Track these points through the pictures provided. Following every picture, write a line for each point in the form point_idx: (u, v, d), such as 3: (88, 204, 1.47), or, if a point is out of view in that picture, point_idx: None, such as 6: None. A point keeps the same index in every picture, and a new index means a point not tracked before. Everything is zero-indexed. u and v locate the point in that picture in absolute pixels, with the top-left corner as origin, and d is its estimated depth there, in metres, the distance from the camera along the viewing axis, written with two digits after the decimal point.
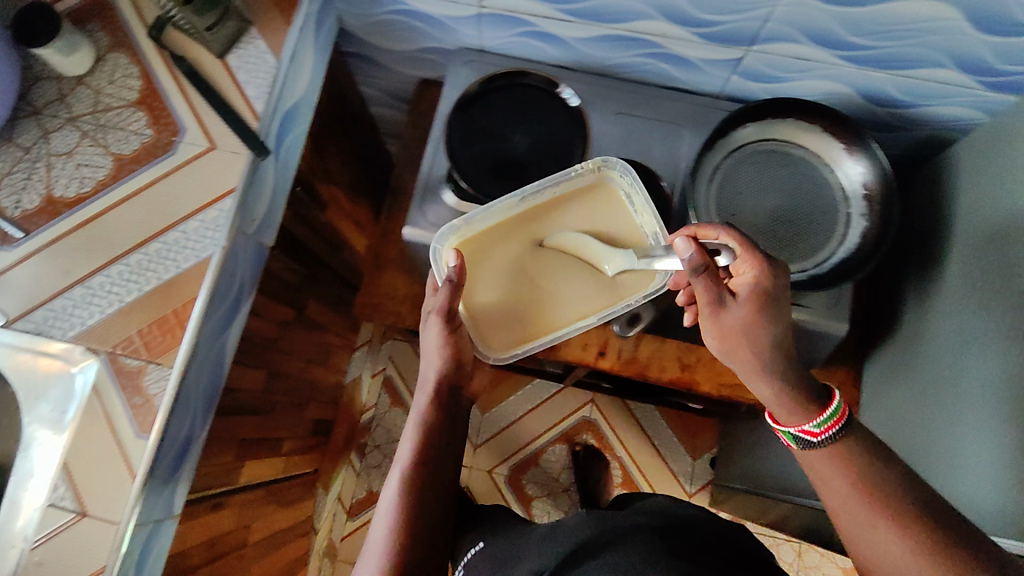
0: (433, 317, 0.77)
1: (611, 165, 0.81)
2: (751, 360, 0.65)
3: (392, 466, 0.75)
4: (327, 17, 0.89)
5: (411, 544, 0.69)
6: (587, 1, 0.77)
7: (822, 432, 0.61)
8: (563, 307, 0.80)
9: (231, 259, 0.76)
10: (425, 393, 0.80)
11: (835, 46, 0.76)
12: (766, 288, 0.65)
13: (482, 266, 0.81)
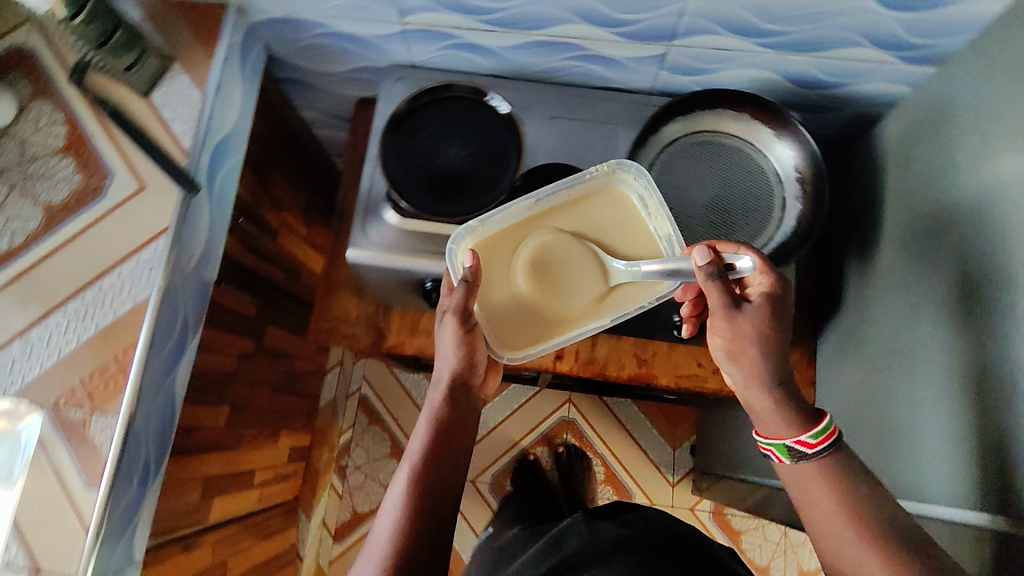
0: (448, 316, 0.72)
1: (625, 169, 0.77)
2: (756, 366, 0.68)
3: (399, 465, 0.71)
4: (253, 45, 0.88)
5: (414, 548, 0.65)
6: (506, 10, 0.78)
7: (817, 444, 0.64)
8: (579, 310, 0.75)
9: (169, 300, 0.76)
10: (438, 390, 0.75)
11: (753, 35, 0.77)
12: (776, 299, 0.68)
13: (496, 267, 0.75)
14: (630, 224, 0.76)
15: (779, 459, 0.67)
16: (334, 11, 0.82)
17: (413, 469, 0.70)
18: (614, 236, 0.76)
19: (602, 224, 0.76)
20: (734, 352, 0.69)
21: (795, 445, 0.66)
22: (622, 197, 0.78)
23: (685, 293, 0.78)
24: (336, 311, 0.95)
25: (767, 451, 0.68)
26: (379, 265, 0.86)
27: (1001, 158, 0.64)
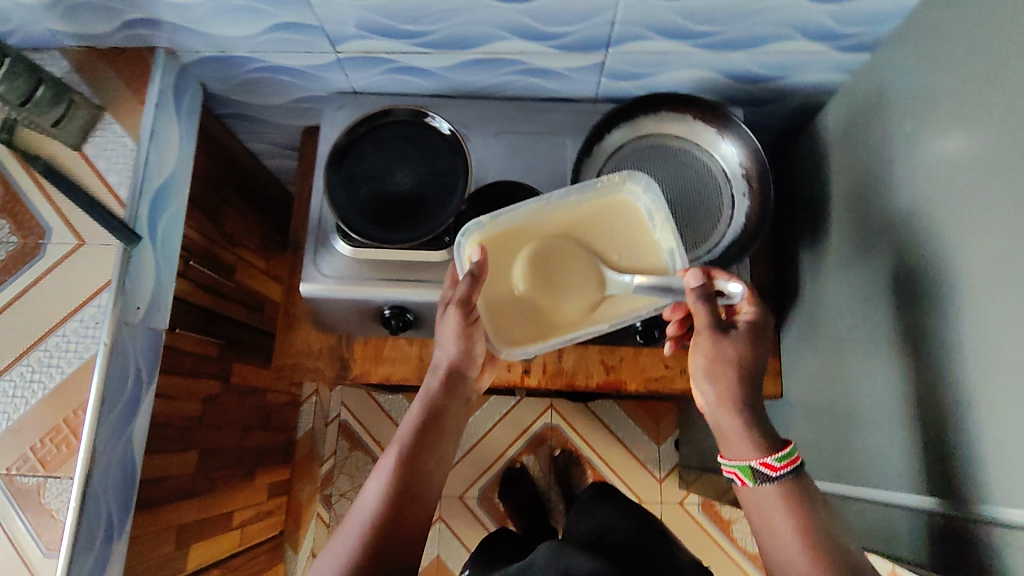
0: (453, 306, 0.69)
1: (635, 180, 0.74)
2: (732, 385, 0.65)
3: (388, 447, 0.69)
4: (187, 85, 0.86)
5: (392, 531, 0.63)
6: (437, 32, 0.77)
7: (782, 466, 0.62)
8: (578, 313, 0.71)
9: (118, 356, 0.75)
10: (436, 376, 0.73)
11: (687, 37, 0.77)
12: (760, 330, 0.69)
13: (505, 262, 0.72)
14: (635, 236, 0.73)
15: (743, 482, 0.64)
16: (264, 45, 0.80)
17: (401, 453, 0.68)
18: (619, 246, 0.73)
19: (606, 232, 0.73)
20: (713, 370, 0.66)
21: (759, 467, 0.62)
22: (629, 208, 0.74)
23: (675, 313, 0.77)
24: (296, 345, 0.93)
25: (732, 474, 0.65)
26: (334, 297, 0.85)
27: (934, 143, 0.65)
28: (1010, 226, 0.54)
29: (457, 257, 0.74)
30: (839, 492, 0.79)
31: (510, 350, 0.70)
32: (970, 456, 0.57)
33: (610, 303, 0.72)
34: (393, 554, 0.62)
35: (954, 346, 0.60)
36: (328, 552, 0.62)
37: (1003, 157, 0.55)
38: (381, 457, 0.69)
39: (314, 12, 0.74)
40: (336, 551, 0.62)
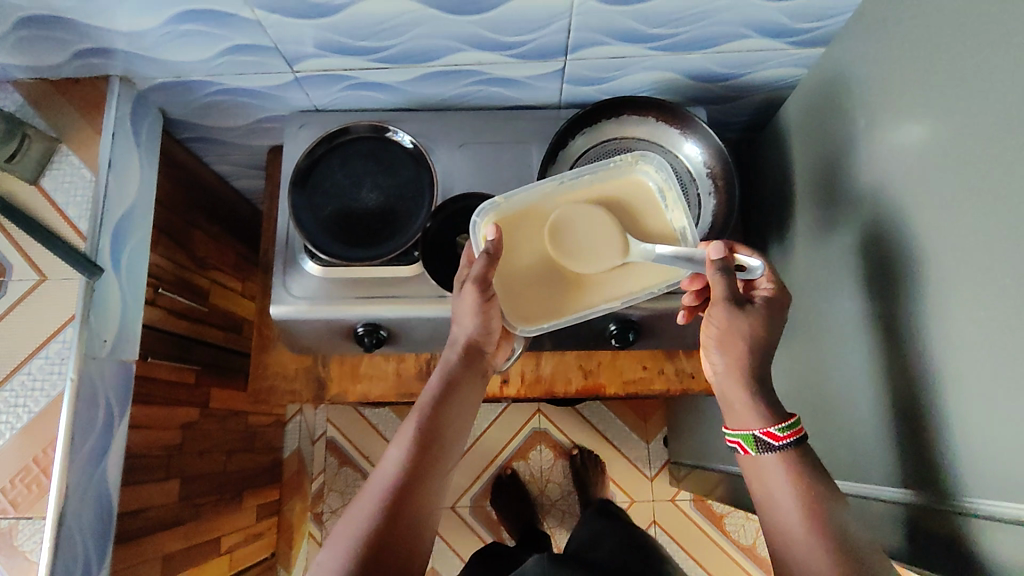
0: (468, 285, 0.69)
1: (648, 160, 0.72)
2: (744, 356, 0.65)
3: (406, 419, 0.68)
4: (145, 112, 0.86)
5: (412, 499, 0.62)
6: (393, 47, 0.76)
7: (784, 436, 0.61)
8: (592, 289, 0.72)
9: (86, 390, 0.75)
10: (455, 351, 0.73)
11: (643, 41, 0.77)
12: (777, 304, 0.67)
13: (520, 241, 0.72)
14: (646, 216, 0.72)
15: (745, 451, 0.63)
16: (220, 69, 0.80)
17: (420, 423, 0.67)
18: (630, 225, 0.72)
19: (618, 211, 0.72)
20: (724, 344, 0.66)
21: (761, 434, 0.62)
22: (641, 187, 0.73)
23: (693, 284, 0.73)
24: (273, 368, 0.93)
25: (733, 444, 0.64)
26: (306, 318, 0.84)
27: (891, 136, 0.65)
28: (966, 217, 0.54)
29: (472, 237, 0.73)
30: (839, 485, 0.75)
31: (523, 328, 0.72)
32: (940, 445, 0.58)
33: (622, 280, 0.72)
34: (408, 524, 0.60)
35: (919, 337, 0.61)
36: (347, 520, 0.60)
37: (955, 149, 0.56)
38: (400, 429, 0.67)
39: (267, 35, 0.73)
40: (355, 518, 0.60)
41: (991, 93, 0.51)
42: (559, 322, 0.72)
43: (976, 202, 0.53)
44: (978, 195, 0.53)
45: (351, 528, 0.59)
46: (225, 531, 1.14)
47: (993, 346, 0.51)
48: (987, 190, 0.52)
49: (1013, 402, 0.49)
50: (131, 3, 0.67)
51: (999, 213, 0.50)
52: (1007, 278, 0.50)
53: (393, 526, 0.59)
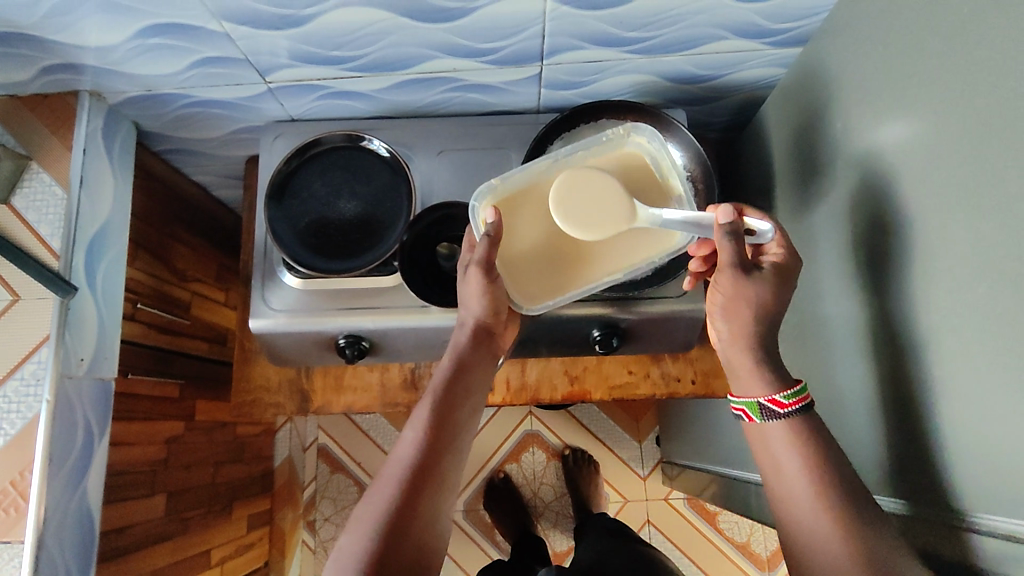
0: (472, 269, 0.70)
1: (640, 132, 0.71)
2: (748, 324, 0.64)
3: (419, 403, 0.69)
4: (117, 126, 0.84)
5: (431, 478, 0.62)
6: (365, 56, 0.75)
7: (789, 404, 0.61)
8: (596, 263, 0.70)
9: (63, 410, 0.74)
10: (464, 333, 0.74)
11: (619, 44, 0.76)
12: (785, 271, 0.65)
13: (521, 219, 0.72)
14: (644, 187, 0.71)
15: (749, 419, 0.64)
16: (191, 81, 0.78)
17: (434, 406, 0.67)
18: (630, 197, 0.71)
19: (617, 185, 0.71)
20: (731, 311, 0.65)
21: (766, 403, 0.62)
22: (636, 159, 0.72)
23: (701, 249, 0.73)
24: (256, 381, 0.92)
25: (738, 411, 0.65)
26: (287, 331, 0.83)
27: (867, 139, 0.65)
28: (937, 224, 0.54)
29: (472, 221, 0.72)
30: (881, 502, 0.64)
31: (532, 304, 0.72)
32: (921, 450, 0.57)
33: (625, 252, 0.70)
34: (425, 506, 0.61)
35: (896, 342, 0.60)
36: (369, 501, 0.61)
37: (924, 155, 0.55)
38: (414, 413, 0.68)
39: (236, 46, 0.72)
40: (377, 498, 0.61)
41: (958, 98, 0.51)
42: (566, 297, 0.71)
43: (946, 209, 0.52)
44: (948, 202, 0.52)
45: (373, 509, 0.59)
46: (216, 543, 1.13)
47: (965, 356, 0.50)
48: (955, 198, 0.51)
49: (986, 411, 0.49)
50: (95, 17, 0.66)
51: (968, 221, 0.50)
52: (977, 288, 0.49)
53: (415, 504, 0.60)
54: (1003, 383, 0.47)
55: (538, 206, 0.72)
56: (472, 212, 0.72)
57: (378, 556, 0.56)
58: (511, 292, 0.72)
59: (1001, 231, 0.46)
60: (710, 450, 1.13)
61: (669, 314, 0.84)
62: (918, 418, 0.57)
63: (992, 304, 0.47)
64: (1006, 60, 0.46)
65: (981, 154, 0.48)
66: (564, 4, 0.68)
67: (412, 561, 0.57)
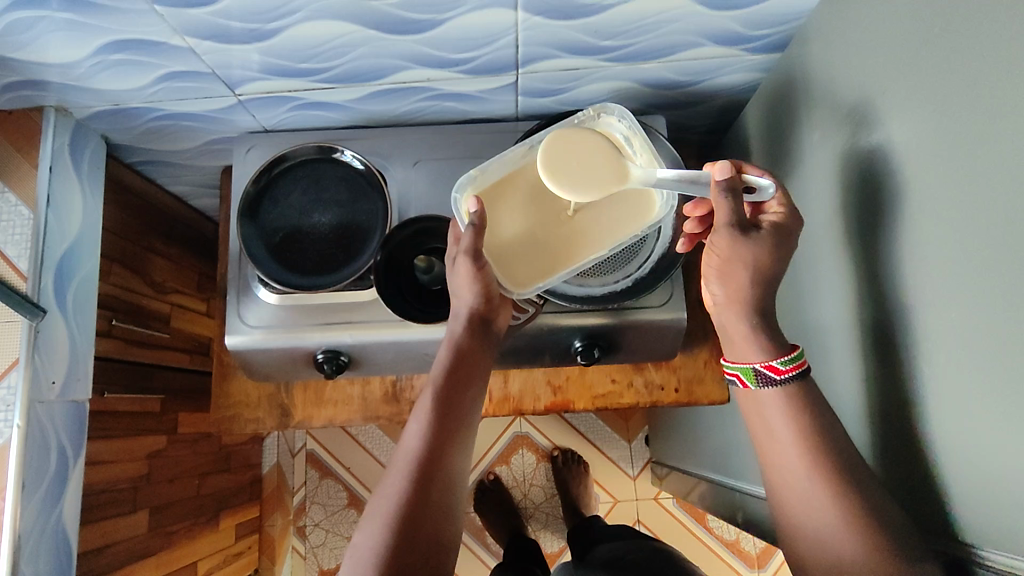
0: (461, 259, 0.68)
1: (610, 111, 0.70)
2: (745, 286, 0.61)
3: (421, 394, 0.67)
4: (86, 141, 0.83)
5: (439, 471, 0.62)
6: (335, 68, 0.74)
7: (785, 370, 0.59)
8: (582, 241, 0.69)
9: (34, 433, 0.74)
10: (459, 322, 0.71)
11: (595, 52, 0.74)
12: (783, 231, 0.61)
13: (500, 207, 0.70)
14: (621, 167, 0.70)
15: (744, 384, 0.62)
16: (159, 95, 0.77)
17: (436, 397, 0.66)
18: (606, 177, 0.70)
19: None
20: (725, 273, 0.62)
21: (763, 368, 0.60)
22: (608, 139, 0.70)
23: (696, 209, 0.71)
24: (235, 397, 0.92)
25: (733, 376, 0.63)
26: (263, 348, 0.82)
27: (844, 151, 0.64)
28: (913, 243, 0.53)
29: (456, 213, 0.72)
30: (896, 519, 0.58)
31: (523, 288, 0.70)
32: (902, 466, 0.57)
33: (608, 231, 0.69)
34: (433, 503, 0.60)
35: (876, 357, 0.60)
36: (380, 497, 0.61)
37: (901, 171, 0.54)
38: (416, 408, 0.67)
39: (203, 61, 0.70)
40: (387, 496, 0.60)
41: (934, 115, 0.49)
42: (557, 277, 0.69)
43: (921, 228, 0.52)
44: (926, 222, 0.51)
45: (384, 508, 0.60)
46: (204, 554, 1.13)
47: (946, 377, 0.50)
48: (932, 218, 0.50)
49: (966, 434, 0.48)
50: (55, 35, 0.64)
51: (942, 242, 0.49)
52: (953, 311, 0.48)
53: (425, 499, 0.60)
54: (981, 409, 0.46)
55: (517, 192, 0.70)
56: (455, 204, 0.72)
57: (393, 557, 0.56)
58: (500, 279, 0.70)
59: (977, 255, 0.45)
60: (699, 453, 1.13)
61: (651, 323, 0.83)
62: (901, 435, 0.57)
63: (969, 329, 0.47)
64: (981, 80, 0.44)
65: (957, 175, 0.47)
66: (536, 14, 0.66)
67: (428, 555, 0.58)
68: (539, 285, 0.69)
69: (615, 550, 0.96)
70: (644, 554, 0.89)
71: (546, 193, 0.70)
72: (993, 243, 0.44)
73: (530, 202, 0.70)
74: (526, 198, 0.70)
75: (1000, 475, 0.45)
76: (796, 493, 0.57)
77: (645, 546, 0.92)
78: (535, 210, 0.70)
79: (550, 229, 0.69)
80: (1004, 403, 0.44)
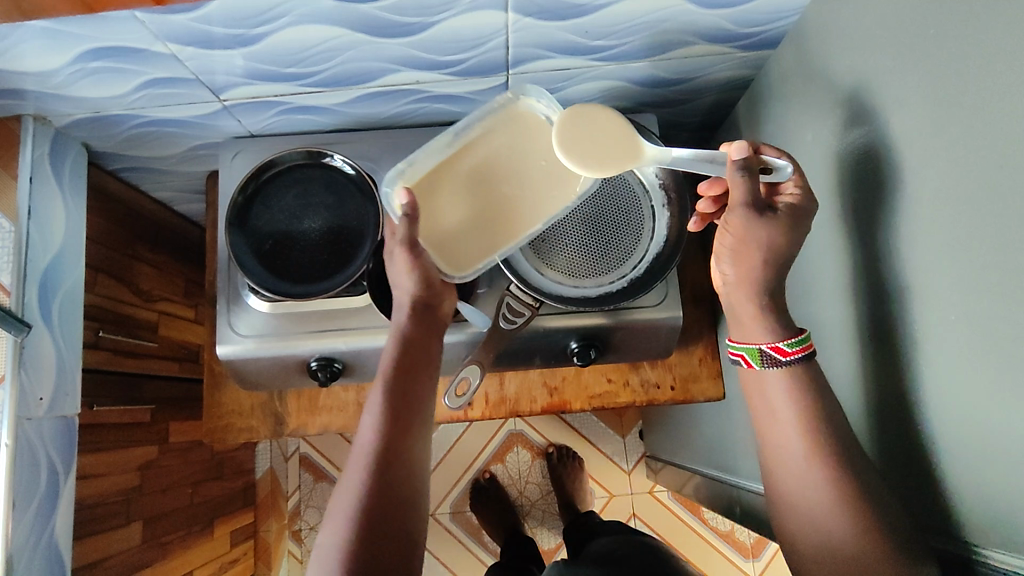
0: (398, 249, 0.67)
1: (527, 93, 0.71)
2: (756, 267, 0.61)
3: (373, 382, 0.66)
4: (65, 151, 0.81)
5: (396, 466, 0.61)
6: (324, 71, 0.72)
7: (792, 352, 0.59)
8: (517, 219, 0.69)
9: (23, 451, 0.73)
10: (403, 311, 0.69)
11: (585, 52, 0.74)
12: (799, 214, 0.61)
13: (434, 197, 0.71)
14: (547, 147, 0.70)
15: (748, 365, 0.62)
16: (141, 102, 0.75)
17: (389, 384, 0.65)
18: (535, 158, 0.70)
19: (522, 151, 0.71)
20: (738, 251, 0.61)
21: (768, 349, 0.60)
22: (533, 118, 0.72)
23: (710, 188, 0.70)
24: (228, 405, 0.91)
25: (737, 356, 0.63)
26: (255, 357, 0.81)
27: (839, 150, 0.63)
28: (910, 244, 0.53)
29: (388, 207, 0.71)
30: None
31: (463, 271, 0.70)
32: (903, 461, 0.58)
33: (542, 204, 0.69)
34: (390, 503, 0.59)
35: (874, 355, 0.60)
36: (337, 500, 0.60)
37: (898, 171, 0.54)
38: (367, 404, 0.65)
39: (186, 66, 0.68)
40: (347, 491, 0.60)
41: (930, 116, 0.49)
42: (497, 255, 0.70)
43: (920, 228, 0.51)
44: (924, 222, 0.51)
45: (347, 503, 0.59)
46: (200, 563, 1.12)
47: (947, 377, 0.50)
48: (930, 218, 0.50)
49: (972, 434, 0.48)
50: (32, 43, 0.62)
51: (940, 242, 0.49)
52: (954, 313, 0.48)
53: (383, 496, 0.59)
54: (984, 410, 0.46)
55: (448, 180, 0.71)
56: (387, 199, 0.72)
57: (357, 554, 0.56)
58: (439, 263, 0.69)
59: (977, 255, 0.46)
60: (692, 448, 1.13)
61: (647, 322, 0.83)
62: (903, 432, 0.57)
63: (969, 331, 0.47)
64: (977, 82, 0.44)
65: (955, 176, 0.47)
66: (527, 15, 0.65)
67: (393, 553, 0.57)
68: (478, 267, 0.70)
69: (613, 544, 0.96)
70: (641, 547, 0.90)
71: (476, 178, 0.70)
72: (994, 242, 0.44)
73: (464, 188, 0.71)
74: (459, 185, 0.71)
75: (1005, 475, 0.45)
76: (801, 494, 0.57)
77: (641, 540, 0.93)
78: (469, 195, 0.70)
79: (485, 212, 0.70)
80: (1009, 401, 0.44)
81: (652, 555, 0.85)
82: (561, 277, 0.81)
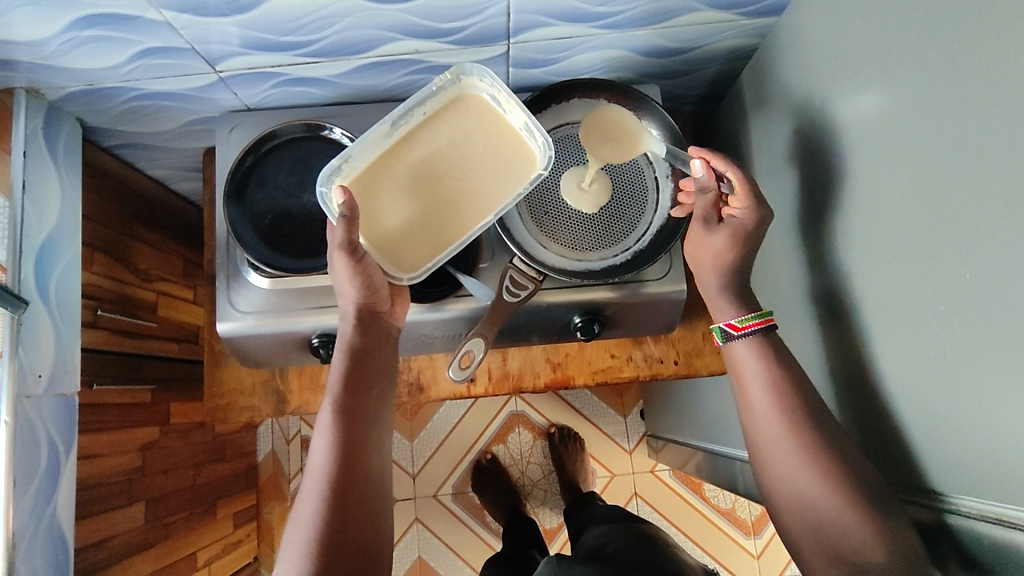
0: (336, 254, 0.67)
1: (468, 72, 0.72)
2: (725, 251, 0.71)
3: (323, 400, 0.69)
4: (59, 127, 0.79)
5: (352, 474, 0.65)
6: (321, 40, 0.71)
7: (742, 327, 0.68)
8: (465, 210, 0.71)
9: (23, 429, 0.72)
10: (348, 323, 0.72)
11: (587, 20, 0.72)
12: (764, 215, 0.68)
13: (376, 195, 0.72)
14: (491, 131, 0.73)
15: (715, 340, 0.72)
16: (136, 73, 0.73)
17: (338, 403, 0.69)
18: (478, 144, 0.73)
19: (465, 139, 0.73)
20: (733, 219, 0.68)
21: (725, 326, 0.70)
22: (476, 100, 0.74)
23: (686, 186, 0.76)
24: (229, 384, 0.90)
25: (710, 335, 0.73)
26: (256, 334, 0.80)
27: (845, 114, 0.62)
28: (929, 195, 0.51)
29: (327, 206, 0.71)
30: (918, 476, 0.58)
31: (413, 273, 0.70)
32: (915, 425, 0.57)
33: (490, 191, 0.71)
34: (350, 508, 0.63)
35: (883, 318, 0.59)
36: (299, 512, 0.63)
37: (909, 132, 0.53)
38: (319, 417, 0.69)
39: (181, 35, 0.67)
40: (309, 499, 0.64)
41: (954, 59, 0.48)
42: (446, 252, 0.70)
43: (941, 178, 0.50)
44: (946, 166, 0.49)
45: (302, 529, 0.62)
46: (203, 545, 1.11)
47: (970, 324, 0.49)
48: (955, 161, 0.48)
49: (990, 393, 0.47)
50: (23, 10, 0.60)
51: (967, 185, 0.47)
52: (967, 270, 0.48)
53: (343, 501, 0.63)
54: (1011, 358, 0.45)
55: (390, 177, 0.72)
56: (325, 199, 0.72)
57: (324, 559, 0.60)
58: (385, 265, 0.70)
59: (1002, 201, 0.44)
60: (694, 425, 1.13)
61: (652, 296, 0.82)
62: (915, 397, 0.56)
63: (997, 275, 0.45)
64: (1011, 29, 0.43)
65: (988, 114, 0.45)
66: None
67: (359, 552, 0.62)
68: (428, 266, 0.70)
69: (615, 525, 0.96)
70: (636, 534, 0.90)
71: (419, 170, 0.72)
72: (1007, 194, 0.44)
73: (407, 183, 0.72)
74: (401, 181, 0.72)
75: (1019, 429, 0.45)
76: None
77: (634, 527, 0.94)
78: (413, 188, 0.72)
79: (431, 205, 0.71)
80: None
81: (645, 544, 0.86)
82: (564, 251, 0.80)
